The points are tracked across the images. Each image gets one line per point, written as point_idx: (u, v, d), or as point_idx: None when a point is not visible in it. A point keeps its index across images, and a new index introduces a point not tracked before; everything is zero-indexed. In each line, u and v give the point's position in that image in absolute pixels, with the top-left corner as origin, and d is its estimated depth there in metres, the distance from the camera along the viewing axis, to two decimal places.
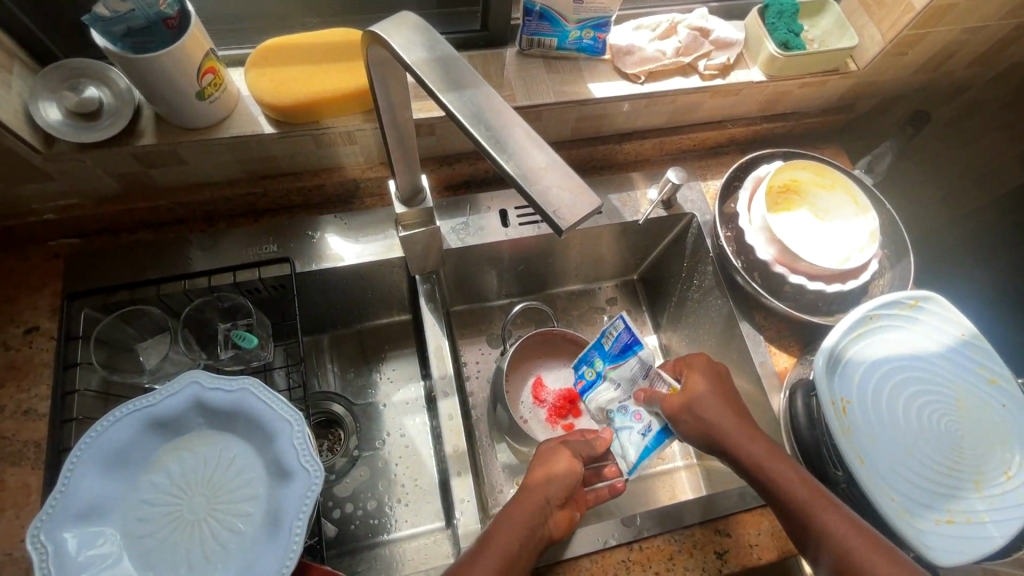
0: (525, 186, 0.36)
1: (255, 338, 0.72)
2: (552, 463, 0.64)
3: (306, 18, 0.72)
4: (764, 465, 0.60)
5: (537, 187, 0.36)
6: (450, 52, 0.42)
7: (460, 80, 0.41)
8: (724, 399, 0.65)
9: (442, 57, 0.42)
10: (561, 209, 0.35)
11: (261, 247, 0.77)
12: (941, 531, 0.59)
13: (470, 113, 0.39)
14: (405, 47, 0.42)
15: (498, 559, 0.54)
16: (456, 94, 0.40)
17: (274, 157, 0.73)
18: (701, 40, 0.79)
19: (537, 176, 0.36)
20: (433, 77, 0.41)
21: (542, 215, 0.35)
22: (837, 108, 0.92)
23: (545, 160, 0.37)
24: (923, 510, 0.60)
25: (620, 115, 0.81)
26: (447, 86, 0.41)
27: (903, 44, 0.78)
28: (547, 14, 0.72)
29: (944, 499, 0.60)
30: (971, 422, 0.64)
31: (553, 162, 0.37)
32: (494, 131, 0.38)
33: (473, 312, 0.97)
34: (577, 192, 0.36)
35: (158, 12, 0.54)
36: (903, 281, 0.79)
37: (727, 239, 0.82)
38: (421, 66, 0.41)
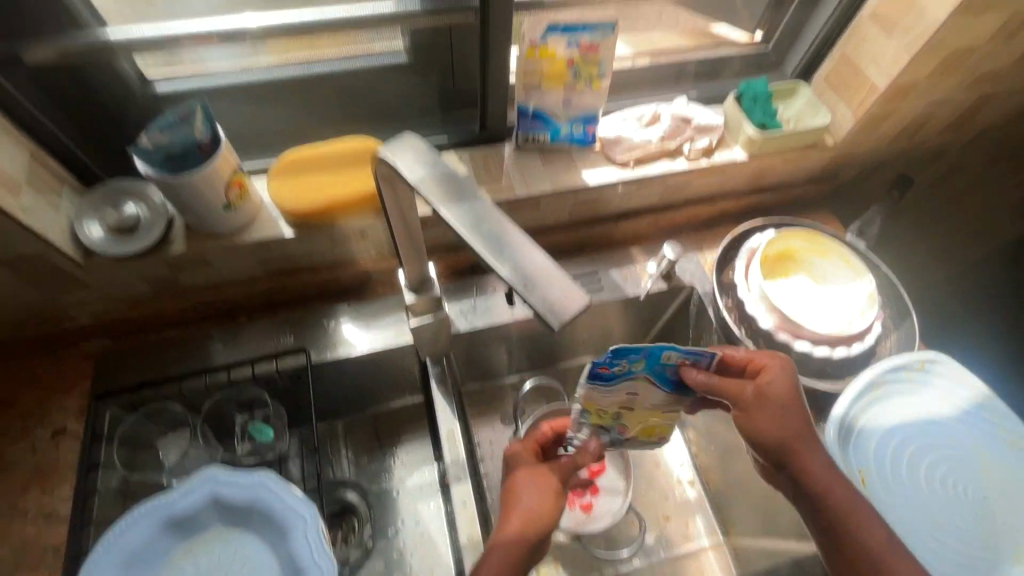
0: (522, 289, 0.39)
1: (271, 431, 0.76)
2: (536, 492, 0.62)
3: (324, 131, 0.80)
4: (833, 503, 0.57)
5: (534, 290, 0.39)
6: (448, 167, 0.47)
7: (458, 192, 0.45)
8: (799, 424, 0.60)
9: (441, 172, 0.46)
10: (557, 313, 0.38)
11: (279, 339, 0.81)
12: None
13: (470, 222, 0.43)
14: (409, 165, 0.47)
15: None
16: (455, 206, 0.44)
17: (293, 257, 0.78)
18: (683, 127, 0.85)
19: (532, 281, 0.40)
20: (434, 191, 0.45)
21: (539, 316, 0.38)
22: (822, 178, 0.97)
23: (539, 264, 0.40)
24: None
25: (614, 197, 0.86)
26: (447, 198, 0.45)
27: (873, 120, 0.84)
28: (539, 113, 0.80)
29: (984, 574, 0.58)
30: (998, 486, 0.62)
31: (548, 269, 0.40)
32: (492, 239, 0.42)
33: (486, 390, 0.99)
34: (570, 293, 0.39)
35: (194, 139, 0.61)
36: (909, 342, 0.80)
37: (728, 308, 0.84)
38: (422, 181, 0.46)
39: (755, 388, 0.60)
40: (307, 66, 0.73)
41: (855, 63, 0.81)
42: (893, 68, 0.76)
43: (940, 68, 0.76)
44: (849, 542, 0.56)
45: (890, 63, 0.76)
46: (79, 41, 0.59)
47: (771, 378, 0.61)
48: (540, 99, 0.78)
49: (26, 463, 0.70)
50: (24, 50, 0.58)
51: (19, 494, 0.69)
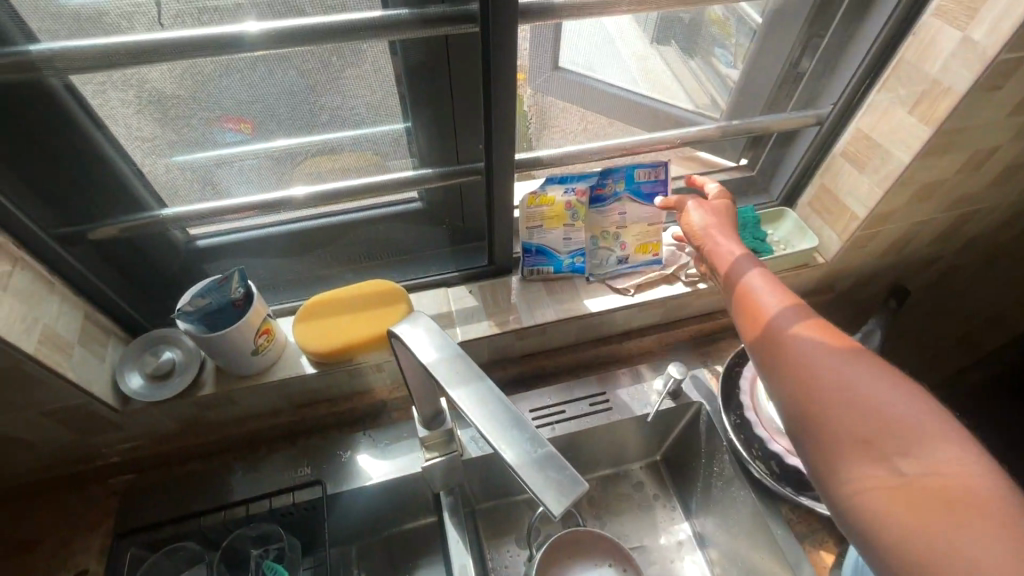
0: (525, 474, 0.40)
1: (284, 570, 0.75)
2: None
3: (346, 271, 0.87)
4: (797, 348, 0.57)
5: (538, 475, 0.40)
6: (454, 345, 0.49)
7: (466, 367, 0.48)
8: (769, 307, 0.62)
9: (450, 347, 0.49)
10: (562, 499, 0.39)
11: (297, 470, 0.84)
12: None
13: (475, 403, 0.45)
14: (418, 345, 0.49)
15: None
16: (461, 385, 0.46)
17: (313, 390, 0.83)
18: (679, 254, 0.92)
19: (537, 464, 0.41)
20: (443, 368, 0.48)
21: (543, 503, 0.39)
22: (818, 290, 1.01)
23: (544, 445, 0.41)
24: None
25: (617, 320, 0.91)
26: (456, 374, 0.47)
27: (858, 242, 0.89)
28: (542, 249, 0.87)
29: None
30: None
31: (552, 450, 0.42)
32: (498, 417, 0.44)
33: (501, 509, 0.99)
34: (573, 477, 0.40)
35: (229, 298, 0.68)
36: None
37: (736, 427, 0.85)
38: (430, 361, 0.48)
39: (704, 216, 0.76)
40: (330, 216, 0.81)
41: (834, 192, 0.88)
42: (869, 200, 0.82)
43: (912, 199, 0.82)
44: (777, 330, 0.59)
45: (865, 196, 0.82)
46: (139, 221, 0.68)
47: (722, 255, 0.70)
48: (542, 237, 0.86)
49: None
50: (91, 229, 0.67)
51: None
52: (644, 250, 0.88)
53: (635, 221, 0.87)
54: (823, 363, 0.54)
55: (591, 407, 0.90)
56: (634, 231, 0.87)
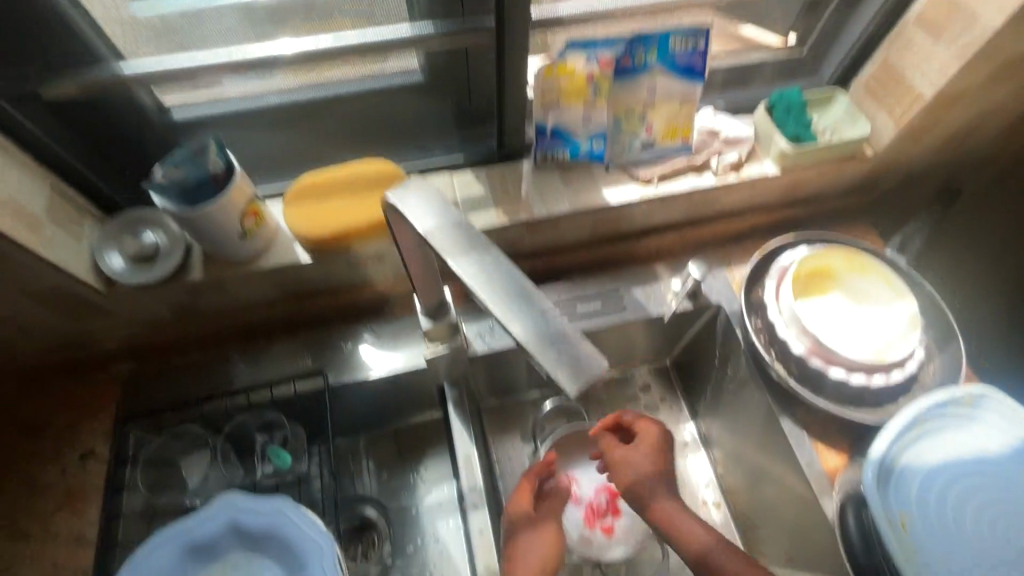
0: (534, 352, 0.37)
1: (288, 456, 0.76)
2: (539, 543, 0.68)
3: (339, 151, 0.79)
4: None
5: (549, 353, 0.37)
6: (459, 213, 0.44)
7: (471, 241, 0.42)
8: (699, 542, 0.64)
9: (454, 218, 0.43)
10: (577, 379, 0.36)
11: (297, 361, 0.81)
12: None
13: (480, 276, 0.40)
14: (416, 212, 0.44)
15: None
16: (466, 257, 0.41)
17: (309, 280, 0.78)
18: (710, 141, 0.82)
19: (549, 344, 0.37)
20: (444, 241, 0.42)
21: (554, 381, 0.36)
22: (859, 189, 0.91)
23: (558, 324, 0.38)
24: None
25: (637, 214, 0.83)
26: (458, 248, 0.42)
27: (918, 129, 0.78)
28: (559, 131, 0.77)
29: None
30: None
31: (565, 329, 0.38)
32: (506, 296, 0.39)
33: (506, 406, 0.98)
34: (590, 357, 0.37)
35: (208, 171, 0.61)
36: (954, 369, 0.75)
37: (757, 330, 0.81)
38: (431, 230, 0.43)
39: (636, 459, 0.69)
40: (325, 87, 0.72)
41: (899, 69, 0.76)
42: (942, 76, 0.71)
43: (992, 77, 0.71)
44: (675, 525, 0.66)
45: (939, 71, 0.71)
46: (95, 76, 0.59)
47: (678, 520, 0.66)
48: (559, 113, 0.74)
49: (55, 485, 0.72)
50: (42, 86, 0.58)
51: (49, 516, 0.70)
52: (672, 134, 0.79)
53: (666, 102, 0.76)
54: None
55: (602, 305, 0.85)
56: (662, 110, 0.76)
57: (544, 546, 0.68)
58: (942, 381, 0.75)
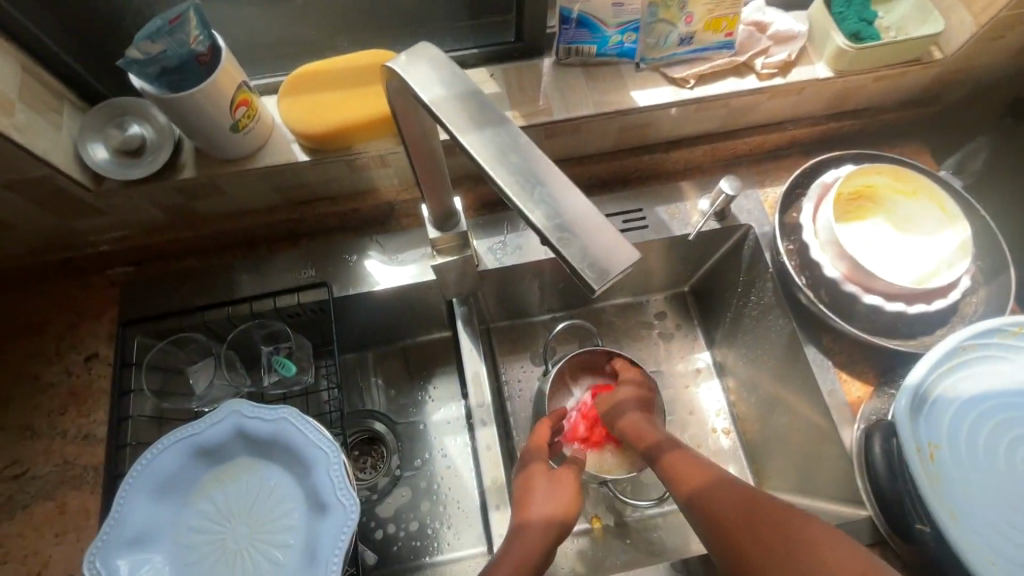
0: (554, 239, 0.32)
1: (293, 366, 0.75)
2: (554, 485, 0.63)
3: (339, 40, 0.71)
4: (727, 516, 0.55)
5: (571, 241, 0.32)
6: (470, 86, 0.38)
7: (481, 115, 0.37)
8: (701, 472, 0.60)
9: (463, 92, 0.38)
10: (599, 269, 0.32)
11: (300, 272, 0.78)
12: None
13: (494, 155, 0.35)
14: (421, 82, 0.38)
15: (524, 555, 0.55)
16: (477, 134, 0.36)
17: (309, 185, 0.73)
18: (757, 36, 0.72)
19: (569, 231, 0.33)
20: (451, 115, 0.37)
21: (575, 273, 0.32)
22: (918, 101, 0.82)
23: (579, 208, 0.33)
24: None
25: (667, 122, 0.75)
26: (466, 124, 0.37)
27: (1000, 26, 0.68)
28: (585, 20, 0.67)
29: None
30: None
31: (588, 215, 0.33)
32: (520, 177, 0.35)
33: (515, 328, 0.95)
34: (615, 246, 0.32)
35: (189, 51, 0.54)
36: (1001, 299, 0.69)
37: (788, 253, 0.75)
38: (438, 103, 0.37)
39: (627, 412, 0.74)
40: None
41: None
42: None
43: None
44: (678, 460, 0.63)
45: None
46: None
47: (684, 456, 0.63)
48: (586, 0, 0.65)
49: (62, 386, 0.72)
50: None
51: (58, 415, 0.71)
52: (715, 27, 0.69)
53: None
54: (734, 506, 0.55)
55: (623, 224, 0.80)
56: None
57: (560, 483, 0.63)
58: (985, 313, 0.69)
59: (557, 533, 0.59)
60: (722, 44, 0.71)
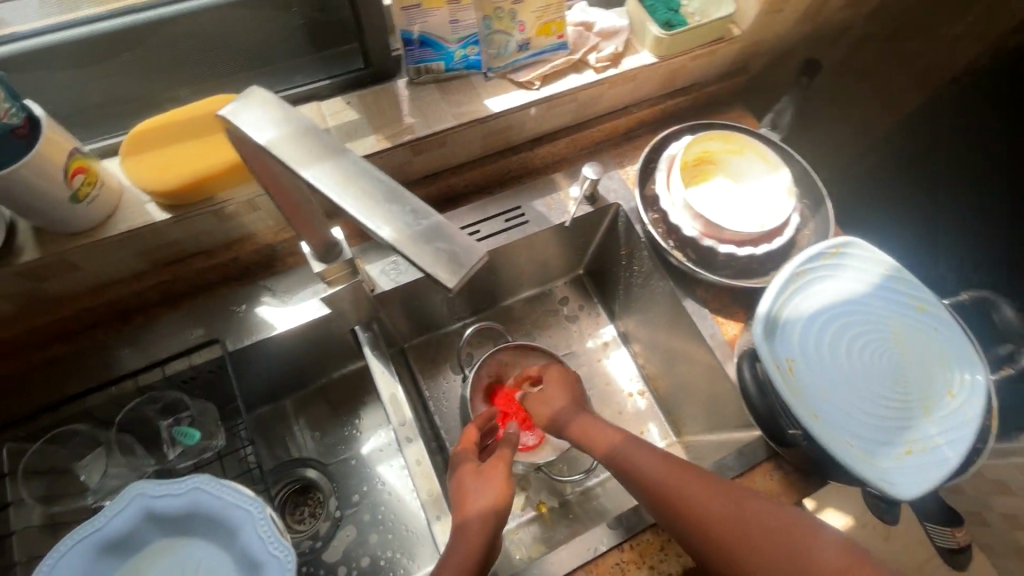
0: (407, 251, 0.35)
1: (198, 433, 0.72)
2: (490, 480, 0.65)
3: (178, 90, 0.69)
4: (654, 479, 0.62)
5: (424, 249, 0.35)
6: (305, 120, 0.40)
7: (319, 148, 0.39)
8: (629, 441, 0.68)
9: (298, 127, 0.39)
10: (453, 270, 0.35)
11: (187, 334, 0.74)
12: (901, 464, 0.60)
13: (336, 183, 0.37)
14: (254, 126, 0.39)
15: (469, 549, 0.56)
16: (318, 166, 0.38)
17: (178, 242, 0.69)
18: (587, 35, 0.80)
19: (421, 237, 0.36)
20: (290, 151, 0.38)
21: (431, 278, 0.35)
22: (733, 72, 0.94)
23: (427, 217, 0.36)
24: (881, 448, 0.61)
25: (526, 122, 0.80)
26: (306, 157, 0.38)
27: (777, 3, 0.80)
28: (426, 39, 0.71)
29: (897, 435, 0.62)
30: (903, 351, 0.66)
31: (435, 221, 0.37)
32: (367, 199, 0.37)
33: (430, 341, 0.97)
34: (464, 245, 0.36)
35: (5, 126, 0.51)
36: (825, 227, 0.82)
37: (654, 222, 0.83)
38: (274, 143, 0.39)
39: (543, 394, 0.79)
40: (143, 13, 0.60)
41: None
42: None
43: None
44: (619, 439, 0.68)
45: None
46: None
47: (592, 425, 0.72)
48: (424, 21, 0.69)
49: None
50: None
51: None
52: (547, 31, 0.75)
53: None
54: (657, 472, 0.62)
55: (507, 223, 0.84)
56: (532, 6, 0.72)
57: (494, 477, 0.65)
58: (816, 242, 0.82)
59: (497, 520, 0.61)
60: (556, 45, 0.77)
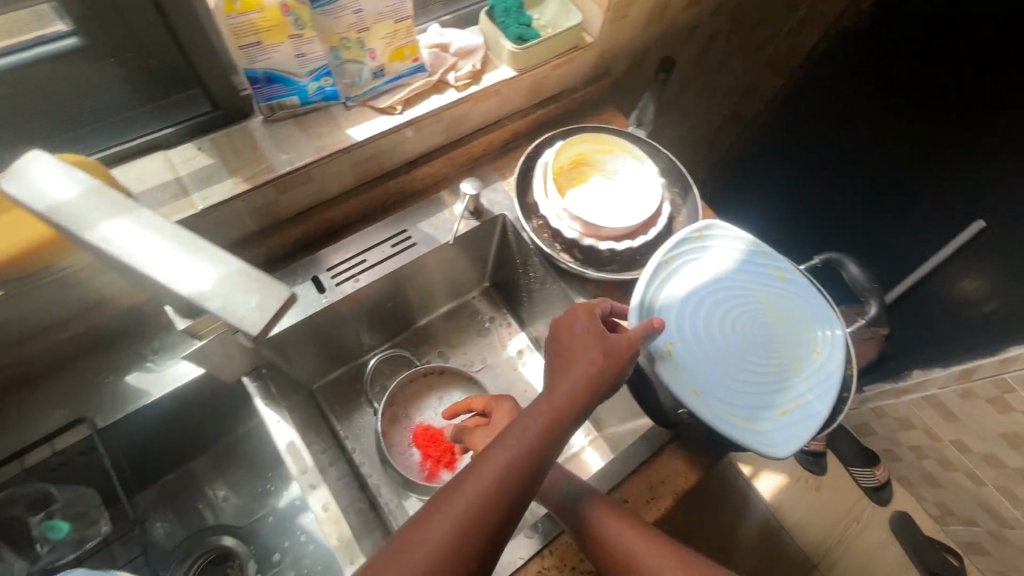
0: (205, 303, 0.41)
1: (66, 525, 0.69)
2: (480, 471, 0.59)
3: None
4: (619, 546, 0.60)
5: (221, 299, 0.41)
6: (93, 184, 0.44)
7: (110, 208, 0.44)
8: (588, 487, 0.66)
9: (84, 192, 0.43)
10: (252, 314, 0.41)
11: (48, 417, 0.68)
12: (777, 425, 0.65)
13: (128, 241, 0.42)
14: (36, 195, 0.43)
15: (456, 522, 0.50)
16: (107, 228, 0.42)
17: (17, 320, 0.63)
18: (443, 55, 0.81)
19: (220, 287, 0.42)
20: (75, 215, 0.42)
21: (230, 325, 0.41)
22: (597, 77, 0.99)
23: (224, 270, 0.42)
24: (759, 412, 0.66)
25: (397, 146, 0.80)
26: (94, 219, 0.43)
27: (620, 10, 0.85)
28: (273, 75, 0.69)
29: (771, 397, 0.67)
30: (770, 318, 0.72)
31: (234, 271, 0.43)
32: (162, 256, 0.42)
33: (339, 378, 0.93)
34: (261, 292, 0.42)
35: None
36: (696, 213, 0.87)
37: (539, 228, 0.85)
38: (55, 211, 0.42)
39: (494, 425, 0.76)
40: None
41: None
42: None
43: None
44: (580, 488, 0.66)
45: None
46: None
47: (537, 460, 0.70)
48: (267, 58, 0.67)
49: None
50: None
51: None
52: (400, 56, 0.76)
53: (379, 23, 0.71)
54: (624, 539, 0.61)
55: (394, 248, 0.84)
56: (378, 33, 0.72)
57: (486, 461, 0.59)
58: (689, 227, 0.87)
59: (506, 506, 0.52)
60: (412, 68, 0.77)
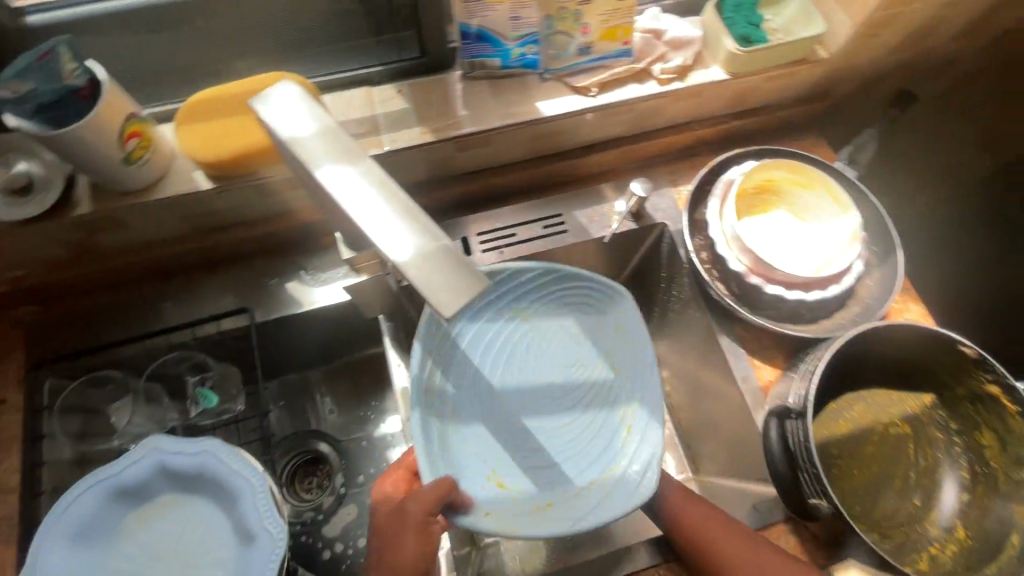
0: (406, 272, 0.36)
1: (216, 397, 0.76)
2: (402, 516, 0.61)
3: (236, 62, 0.70)
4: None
5: (422, 273, 0.36)
6: (328, 120, 0.43)
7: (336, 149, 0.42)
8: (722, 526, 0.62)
9: (318, 126, 0.42)
10: (453, 297, 0.36)
11: (219, 300, 0.77)
12: (540, 511, 0.60)
13: (345, 188, 0.40)
14: (277, 120, 0.42)
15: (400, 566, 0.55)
16: (327, 168, 0.41)
17: (219, 211, 0.71)
18: (654, 43, 0.75)
19: (426, 257, 0.37)
20: (306, 148, 0.41)
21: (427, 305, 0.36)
22: (813, 97, 0.87)
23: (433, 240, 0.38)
24: (522, 497, 0.61)
25: (579, 128, 0.77)
26: (320, 156, 0.41)
27: (873, 28, 0.73)
28: (484, 35, 0.69)
29: (545, 476, 0.63)
30: (545, 385, 0.69)
31: (444, 243, 0.38)
32: (377, 212, 0.39)
33: None
34: (465, 275, 0.37)
35: (67, 86, 0.54)
36: (890, 280, 0.75)
37: (699, 250, 0.78)
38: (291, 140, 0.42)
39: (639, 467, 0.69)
40: None
41: None
42: None
43: None
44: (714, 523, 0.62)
45: None
46: None
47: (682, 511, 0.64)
48: (484, 16, 0.66)
49: None
50: None
51: None
52: (611, 37, 0.71)
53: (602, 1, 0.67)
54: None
55: (545, 230, 0.82)
56: (599, 8, 0.67)
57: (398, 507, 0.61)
58: (877, 295, 0.75)
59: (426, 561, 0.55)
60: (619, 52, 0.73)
